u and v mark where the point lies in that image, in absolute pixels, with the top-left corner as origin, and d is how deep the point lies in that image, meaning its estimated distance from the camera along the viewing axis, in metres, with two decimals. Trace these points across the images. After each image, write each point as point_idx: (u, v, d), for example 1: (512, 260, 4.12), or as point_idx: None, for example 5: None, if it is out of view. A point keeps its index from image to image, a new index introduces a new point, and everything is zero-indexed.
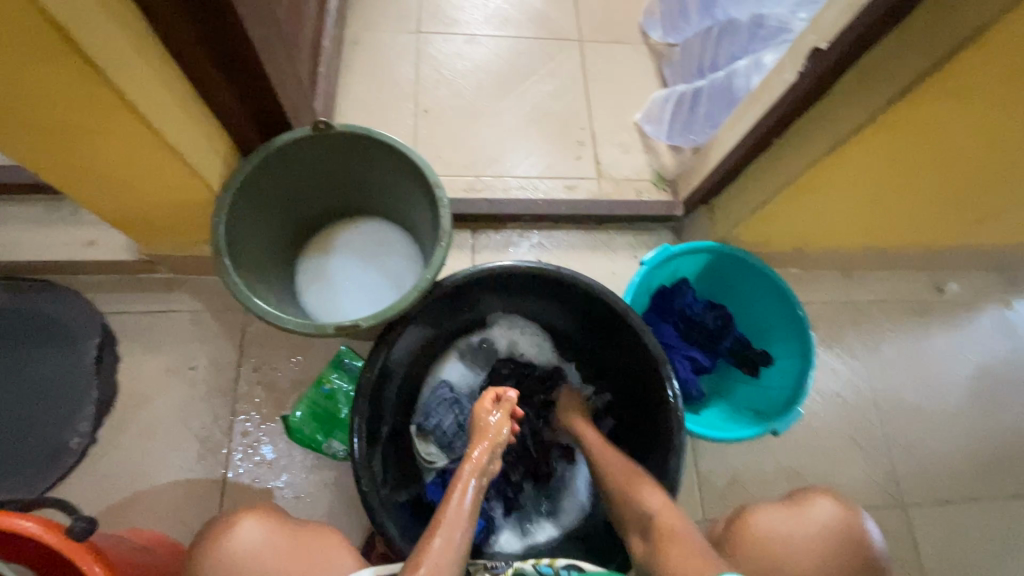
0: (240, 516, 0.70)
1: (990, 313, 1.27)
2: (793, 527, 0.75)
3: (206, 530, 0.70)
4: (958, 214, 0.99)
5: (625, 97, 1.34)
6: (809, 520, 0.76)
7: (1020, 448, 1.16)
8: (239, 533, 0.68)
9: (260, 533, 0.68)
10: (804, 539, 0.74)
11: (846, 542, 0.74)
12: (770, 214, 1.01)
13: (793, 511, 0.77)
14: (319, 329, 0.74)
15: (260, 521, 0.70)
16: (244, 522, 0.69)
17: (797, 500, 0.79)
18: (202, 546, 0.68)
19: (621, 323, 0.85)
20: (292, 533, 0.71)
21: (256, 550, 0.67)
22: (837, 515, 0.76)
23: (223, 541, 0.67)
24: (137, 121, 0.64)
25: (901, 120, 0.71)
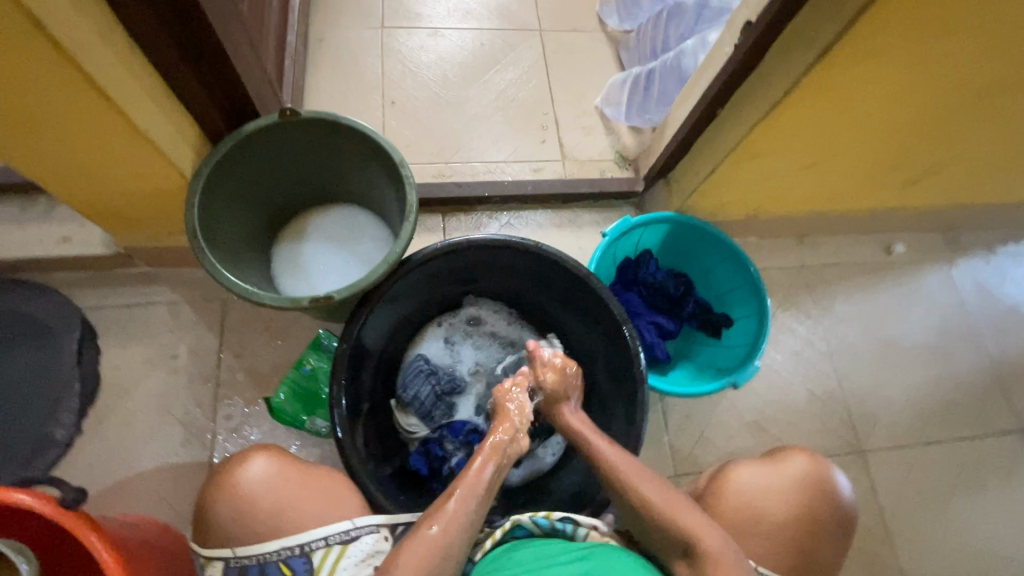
0: (253, 452, 0.74)
1: (936, 270, 1.35)
2: (772, 482, 0.80)
3: (223, 462, 0.74)
4: (893, 175, 1.07)
5: (585, 82, 1.40)
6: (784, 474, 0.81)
7: (968, 393, 1.25)
8: (250, 467, 0.72)
9: (270, 468, 0.73)
10: (782, 491, 0.80)
11: (816, 491, 0.80)
12: (723, 183, 1.07)
13: (769, 464, 0.82)
14: (295, 303, 0.77)
15: (270, 458, 0.74)
16: (256, 459, 0.73)
17: (773, 455, 0.84)
18: (218, 474, 0.73)
19: (585, 288, 0.90)
20: (300, 470, 0.75)
21: (264, 483, 0.72)
22: (810, 468, 0.82)
23: (236, 473, 0.72)
24: (110, 109, 0.68)
25: (827, 82, 0.78)
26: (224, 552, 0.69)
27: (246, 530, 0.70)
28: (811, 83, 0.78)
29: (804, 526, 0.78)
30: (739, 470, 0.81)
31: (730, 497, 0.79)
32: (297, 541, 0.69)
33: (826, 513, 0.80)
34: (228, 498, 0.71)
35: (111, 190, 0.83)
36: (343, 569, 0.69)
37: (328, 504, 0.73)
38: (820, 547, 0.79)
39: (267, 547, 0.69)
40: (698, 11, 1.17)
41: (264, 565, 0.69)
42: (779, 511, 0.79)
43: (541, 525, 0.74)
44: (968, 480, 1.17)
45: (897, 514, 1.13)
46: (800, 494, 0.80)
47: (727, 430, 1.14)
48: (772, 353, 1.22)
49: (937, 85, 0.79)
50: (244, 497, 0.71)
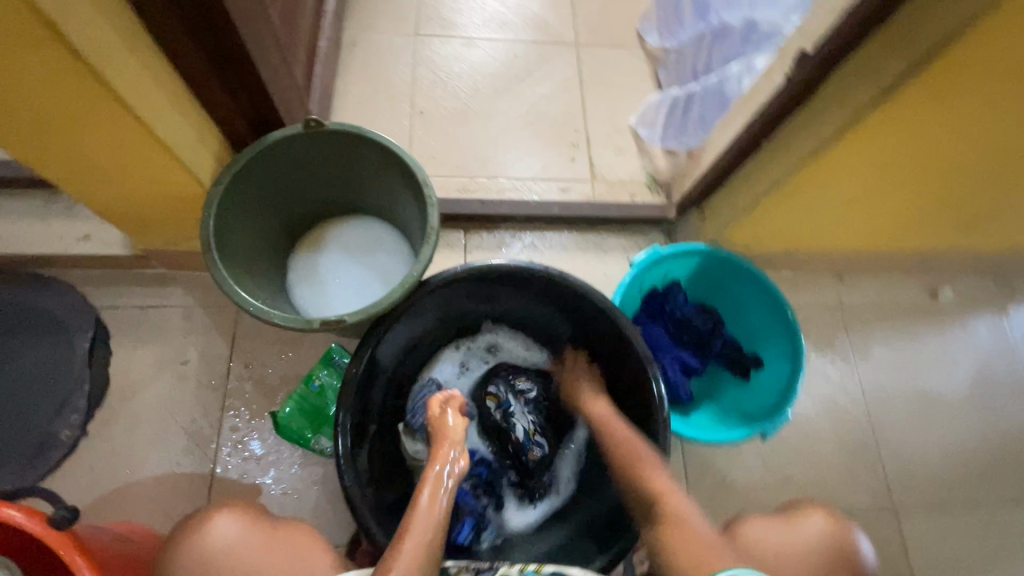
0: (214, 512, 0.71)
1: (985, 319, 1.26)
2: (787, 542, 0.75)
3: (179, 528, 0.71)
4: (948, 218, 1.00)
5: (620, 100, 1.35)
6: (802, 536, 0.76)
7: (1015, 455, 1.16)
8: (215, 528, 0.69)
9: (235, 528, 0.70)
10: (798, 553, 0.74)
11: (835, 556, 0.74)
12: (761, 216, 1.01)
13: (784, 524, 0.77)
14: (306, 324, 0.74)
15: (234, 516, 0.71)
16: (219, 518, 0.71)
17: (787, 514, 0.79)
18: (179, 537, 0.70)
19: (609, 323, 0.85)
20: (269, 530, 0.72)
21: (229, 544, 0.68)
22: (828, 530, 0.76)
23: (197, 534, 0.69)
24: (128, 117, 0.65)
25: (889, 119, 0.72)
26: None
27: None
28: (871, 119, 0.72)
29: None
30: (751, 526, 0.77)
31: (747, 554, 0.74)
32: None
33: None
34: (193, 562, 0.67)
35: (131, 194, 0.81)
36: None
37: (298, 559, 0.69)
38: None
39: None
40: (745, 35, 1.07)
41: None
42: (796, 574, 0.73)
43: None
44: (1011, 550, 1.08)
45: None
46: (818, 557, 0.74)
47: (749, 478, 1.07)
48: (803, 398, 1.15)
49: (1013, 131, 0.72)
50: (211, 562, 0.67)
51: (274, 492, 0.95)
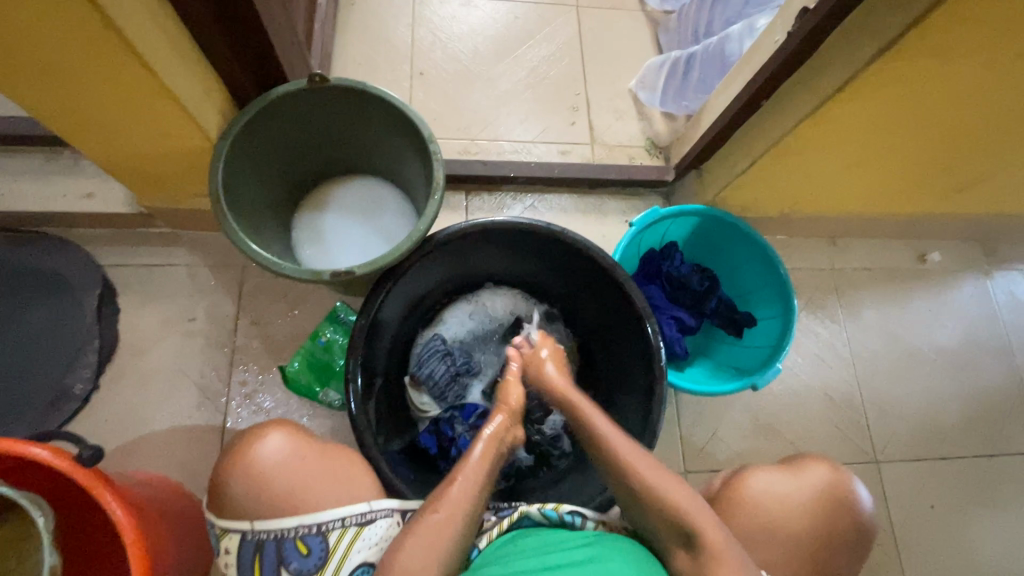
0: (270, 429, 0.74)
1: (970, 281, 1.31)
2: (790, 490, 0.78)
3: (235, 440, 0.74)
4: (941, 180, 1.02)
5: (620, 63, 1.35)
6: (803, 484, 0.79)
7: (992, 410, 1.21)
8: (267, 444, 0.73)
9: (287, 446, 0.73)
10: (800, 502, 0.77)
11: (834, 503, 0.78)
12: (758, 177, 1.03)
13: (790, 472, 0.79)
14: (315, 275, 0.76)
15: (286, 435, 0.74)
16: (272, 436, 0.74)
17: (794, 463, 0.81)
18: (235, 450, 0.73)
19: (610, 279, 0.88)
20: (316, 447, 0.75)
21: (282, 462, 0.72)
22: (831, 479, 0.79)
23: (254, 450, 0.72)
24: (138, 66, 0.66)
25: (886, 77, 0.73)
26: (241, 525, 0.69)
27: (262, 501, 0.70)
28: (869, 76, 0.74)
29: (817, 538, 0.77)
30: (756, 476, 0.79)
31: (746, 503, 0.77)
32: (314, 520, 0.69)
33: (842, 527, 0.77)
34: (243, 475, 0.71)
35: (137, 147, 0.81)
36: (356, 551, 0.70)
37: (343, 480, 0.73)
38: (832, 557, 0.77)
39: (285, 524, 0.69)
40: None
41: (280, 541, 0.69)
42: (795, 521, 0.77)
43: (549, 517, 0.73)
44: (983, 497, 1.15)
45: (905, 526, 1.11)
46: (818, 505, 0.77)
47: (739, 430, 1.12)
48: (793, 356, 1.19)
49: (1005, 89, 0.74)
50: (261, 474, 0.71)
51: None
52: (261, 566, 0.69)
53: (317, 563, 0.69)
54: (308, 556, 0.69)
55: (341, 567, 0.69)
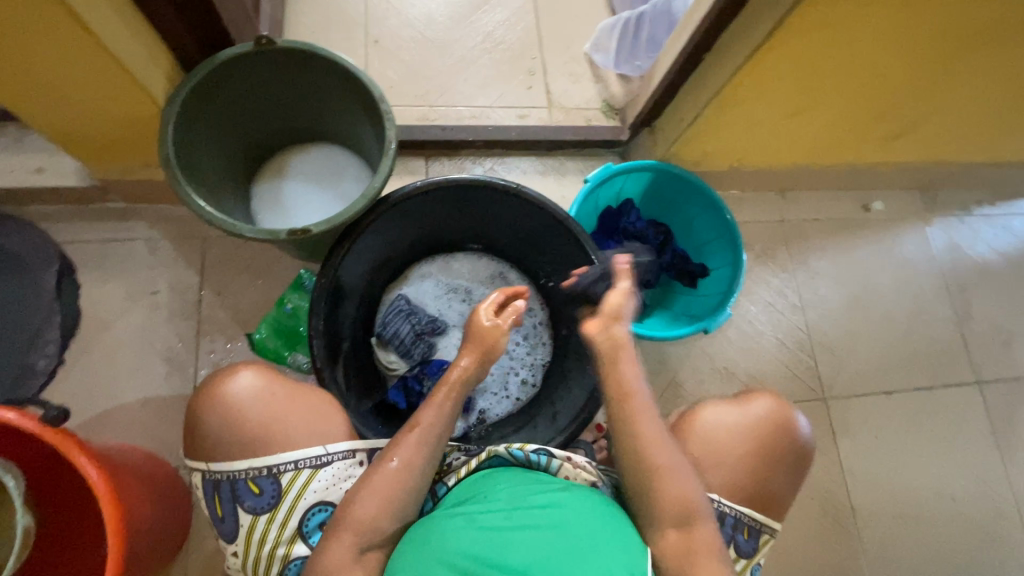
0: (237, 366, 0.75)
1: (911, 228, 1.38)
2: (736, 419, 0.86)
3: (208, 377, 0.76)
4: (877, 127, 1.07)
5: (574, 26, 1.36)
6: (749, 413, 0.87)
7: (930, 347, 1.30)
8: (235, 382, 0.74)
9: (252, 382, 0.74)
10: (746, 428, 0.85)
11: (778, 428, 0.86)
12: (707, 129, 1.07)
13: (736, 405, 0.87)
14: (272, 235, 0.77)
15: (257, 372, 0.76)
16: (241, 373, 0.75)
17: (741, 398, 0.89)
18: (204, 384, 0.74)
19: (564, 231, 0.92)
20: (285, 384, 0.77)
21: (249, 396, 0.73)
22: (774, 410, 0.87)
23: (222, 388, 0.74)
24: (79, 28, 0.66)
25: (809, 25, 0.78)
26: (199, 466, 0.73)
27: (229, 435, 0.72)
28: (794, 24, 0.78)
29: (768, 459, 0.85)
30: (706, 410, 0.87)
31: (698, 435, 0.85)
32: (265, 463, 0.72)
33: (786, 450, 0.85)
34: (215, 409, 0.73)
35: (82, 114, 0.81)
36: (310, 492, 0.72)
37: (312, 415, 0.75)
38: (774, 480, 0.85)
39: (237, 466, 0.72)
40: None
41: (233, 481, 0.72)
42: (743, 448, 0.85)
43: (516, 456, 0.79)
44: (922, 426, 1.24)
45: (852, 457, 1.19)
46: (760, 431, 0.86)
47: (698, 376, 1.19)
48: (748, 305, 1.25)
49: (915, 30, 0.80)
50: (230, 408, 0.73)
51: None
52: (220, 503, 0.73)
53: (270, 502, 0.72)
54: (261, 496, 0.72)
55: (295, 506, 0.72)
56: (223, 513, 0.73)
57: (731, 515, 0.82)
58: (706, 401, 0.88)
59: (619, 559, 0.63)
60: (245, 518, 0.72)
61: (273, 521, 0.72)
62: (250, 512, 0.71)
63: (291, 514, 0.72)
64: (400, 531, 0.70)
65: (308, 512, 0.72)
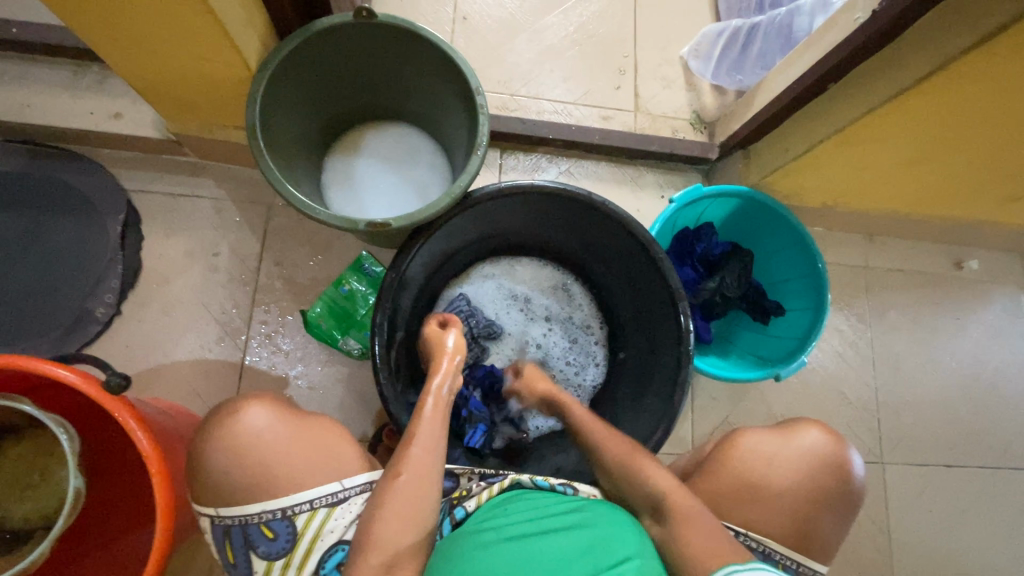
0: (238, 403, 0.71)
1: (1004, 294, 1.27)
2: (778, 449, 0.81)
3: (211, 413, 0.72)
4: (1001, 186, 0.97)
5: (674, 27, 1.26)
6: (793, 443, 0.81)
7: (1003, 424, 1.21)
8: (240, 420, 0.70)
9: (262, 417, 0.71)
10: (789, 459, 0.80)
11: (824, 463, 0.79)
12: (811, 163, 0.98)
13: (779, 434, 0.81)
14: (350, 224, 0.74)
15: (264, 406, 0.72)
16: (246, 409, 0.71)
17: (785, 426, 0.83)
18: (207, 424, 0.70)
19: (645, 256, 0.86)
20: (295, 418, 0.73)
21: (257, 434, 0.69)
22: (822, 443, 0.81)
23: (227, 426, 0.70)
24: None
25: (970, 75, 0.69)
26: (208, 510, 0.69)
27: (241, 477, 0.68)
28: (952, 72, 0.69)
29: (812, 497, 0.79)
30: (746, 436, 0.82)
31: (736, 461, 0.80)
32: (278, 505, 0.68)
33: (831, 487, 0.79)
34: (221, 449, 0.69)
35: (168, 69, 0.78)
36: (328, 532, 0.68)
37: (327, 454, 0.71)
38: (818, 521, 0.79)
39: (249, 510, 0.68)
40: None
41: (244, 526, 0.68)
42: (785, 481, 0.79)
43: (540, 485, 0.75)
44: (981, 506, 1.16)
45: (901, 527, 1.13)
46: (805, 465, 0.80)
47: (751, 418, 1.13)
48: (815, 351, 1.18)
49: None
50: (237, 448, 0.69)
51: (301, 386, 0.99)
52: (233, 549, 0.69)
53: (285, 546, 0.68)
54: (275, 541, 0.68)
55: (313, 547, 0.68)
56: (235, 560, 0.68)
57: (761, 550, 0.77)
58: (746, 427, 0.83)
59: (639, 552, 0.61)
60: (260, 565, 0.68)
61: (290, 565, 0.67)
62: (265, 558, 0.67)
63: (309, 557, 0.68)
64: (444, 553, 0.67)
65: (328, 552, 0.67)
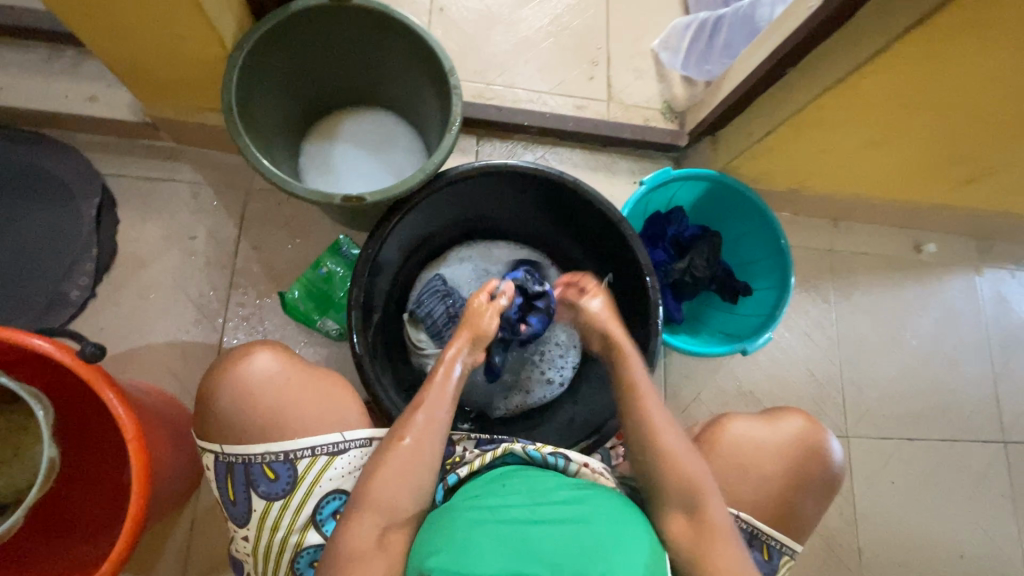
0: (252, 349, 0.73)
1: (961, 276, 1.33)
2: (765, 436, 0.84)
3: (224, 354, 0.74)
4: (951, 168, 1.02)
5: (644, 20, 1.30)
6: (778, 431, 0.85)
7: (961, 400, 1.26)
8: (251, 364, 0.73)
9: (273, 365, 0.73)
10: (775, 446, 0.83)
11: (807, 452, 0.83)
12: (774, 146, 1.03)
13: (767, 421, 0.85)
14: (326, 198, 0.76)
15: (274, 355, 0.74)
16: (258, 355, 0.73)
17: (771, 414, 0.87)
18: (221, 366, 0.73)
19: (615, 233, 0.89)
20: (305, 369, 0.76)
21: (266, 381, 0.72)
22: (806, 430, 0.85)
23: (238, 369, 0.72)
24: None
25: (914, 53, 0.73)
26: (213, 447, 0.72)
27: (244, 419, 0.71)
28: (896, 49, 0.74)
29: (795, 482, 0.83)
30: (736, 422, 0.85)
31: (725, 446, 0.83)
32: (283, 448, 0.71)
33: (813, 473, 0.83)
34: (229, 390, 0.72)
35: (145, 49, 0.79)
36: (327, 479, 0.72)
37: (329, 403, 0.74)
38: (799, 501, 0.83)
39: (253, 449, 0.71)
40: None
41: (248, 465, 0.71)
42: (770, 466, 0.82)
43: (532, 457, 0.77)
44: (941, 477, 1.22)
45: (866, 498, 1.17)
46: (790, 452, 0.83)
47: (722, 396, 1.16)
48: (783, 331, 1.22)
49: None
50: (245, 391, 0.72)
51: None
52: (234, 486, 0.72)
53: (285, 488, 0.71)
54: (276, 481, 0.71)
55: (312, 492, 0.71)
56: (235, 496, 0.72)
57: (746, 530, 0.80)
58: (736, 412, 0.86)
59: (636, 545, 0.63)
60: (258, 503, 0.71)
61: (288, 507, 0.71)
62: (264, 497, 0.71)
63: (306, 502, 0.71)
64: (421, 517, 0.69)
65: (323, 499, 0.72)
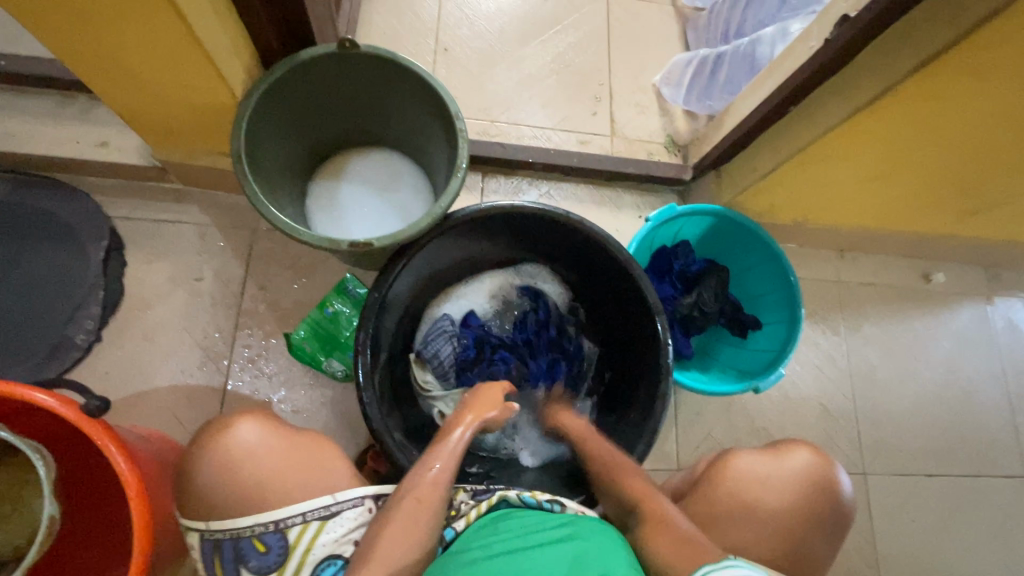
0: (232, 419, 0.71)
1: (971, 305, 1.31)
2: (770, 470, 0.80)
3: (205, 425, 0.72)
4: (957, 201, 1.02)
5: (646, 56, 1.33)
6: (784, 464, 0.81)
7: (978, 433, 1.24)
8: (233, 434, 0.70)
9: (256, 433, 0.71)
10: (781, 481, 0.80)
11: (816, 485, 0.80)
12: (779, 181, 1.03)
13: (774, 457, 0.81)
14: (333, 245, 0.76)
15: (257, 423, 0.72)
16: (239, 424, 0.71)
17: (777, 448, 0.84)
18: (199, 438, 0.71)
19: (623, 273, 0.88)
20: (287, 437, 0.73)
21: (249, 450, 0.70)
22: (813, 463, 0.81)
23: (220, 440, 0.70)
24: (178, 23, 0.65)
25: (918, 94, 0.74)
26: (198, 524, 0.69)
27: (229, 491, 0.68)
28: (901, 90, 0.74)
29: (805, 518, 0.78)
30: (739, 458, 0.82)
31: (727, 481, 0.80)
32: (271, 518, 0.67)
33: (823, 507, 0.79)
34: (211, 463, 0.69)
35: (155, 96, 0.80)
36: (320, 546, 0.68)
37: (317, 468, 0.72)
38: (813, 542, 0.78)
39: (241, 523, 0.67)
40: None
41: (235, 540, 0.67)
42: (778, 502, 0.78)
43: (527, 503, 0.74)
44: (962, 515, 1.18)
45: (886, 538, 1.14)
46: (798, 485, 0.80)
47: (734, 432, 1.14)
48: (793, 364, 1.20)
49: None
50: (229, 462, 0.69)
51: (284, 410, 0.98)
52: (223, 564, 0.68)
53: (276, 561, 0.67)
54: (267, 554, 0.67)
55: (306, 560, 0.67)
56: (226, 574, 0.68)
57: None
58: (738, 448, 0.84)
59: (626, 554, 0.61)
60: None
61: None
62: (256, 572, 0.67)
63: (301, 571, 0.67)
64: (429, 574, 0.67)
65: (318, 567, 0.68)
